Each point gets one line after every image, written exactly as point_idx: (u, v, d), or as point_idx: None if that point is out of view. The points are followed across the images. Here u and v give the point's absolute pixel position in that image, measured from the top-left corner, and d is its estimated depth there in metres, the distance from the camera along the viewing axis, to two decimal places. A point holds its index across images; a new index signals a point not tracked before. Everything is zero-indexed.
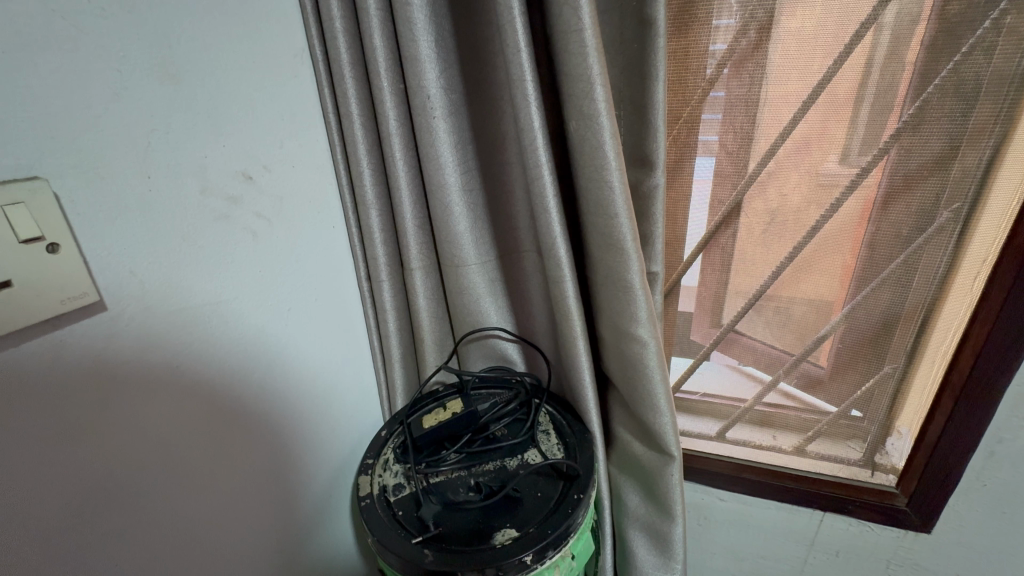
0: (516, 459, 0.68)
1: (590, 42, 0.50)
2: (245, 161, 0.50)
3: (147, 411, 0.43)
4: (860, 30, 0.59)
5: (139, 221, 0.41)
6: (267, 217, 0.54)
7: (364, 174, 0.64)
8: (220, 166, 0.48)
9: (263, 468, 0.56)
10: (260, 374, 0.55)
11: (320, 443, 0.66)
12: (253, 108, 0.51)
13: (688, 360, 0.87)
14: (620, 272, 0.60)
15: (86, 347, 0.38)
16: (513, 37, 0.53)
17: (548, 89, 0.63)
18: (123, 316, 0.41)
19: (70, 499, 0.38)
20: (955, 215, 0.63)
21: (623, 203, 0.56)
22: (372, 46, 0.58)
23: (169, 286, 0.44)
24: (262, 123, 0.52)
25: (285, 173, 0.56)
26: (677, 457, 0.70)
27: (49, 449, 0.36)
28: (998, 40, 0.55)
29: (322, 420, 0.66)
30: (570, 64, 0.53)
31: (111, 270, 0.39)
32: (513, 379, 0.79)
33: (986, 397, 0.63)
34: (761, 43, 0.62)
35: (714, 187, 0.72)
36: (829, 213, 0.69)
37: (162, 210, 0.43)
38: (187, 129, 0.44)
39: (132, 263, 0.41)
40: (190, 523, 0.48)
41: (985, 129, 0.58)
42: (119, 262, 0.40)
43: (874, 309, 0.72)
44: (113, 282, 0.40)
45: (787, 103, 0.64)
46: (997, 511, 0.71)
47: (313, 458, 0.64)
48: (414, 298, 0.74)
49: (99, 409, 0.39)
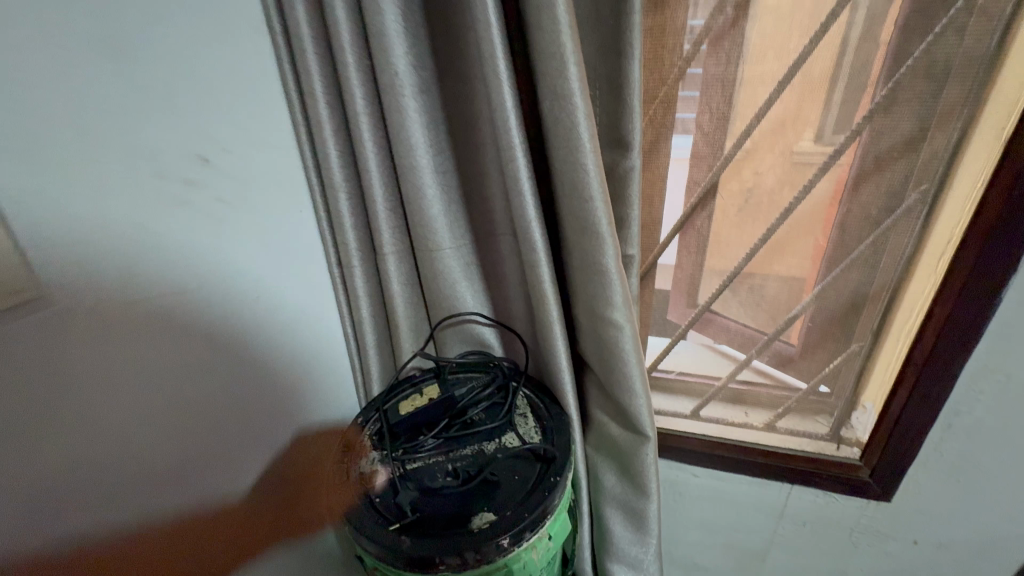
0: (493, 443, 0.68)
1: (563, 18, 0.48)
2: (198, 146, 0.50)
3: (92, 386, 0.44)
4: (835, 9, 0.58)
5: (84, 203, 0.42)
6: (231, 195, 0.54)
7: (330, 156, 0.61)
8: (165, 150, 0.47)
9: (236, 424, 0.58)
10: (235, 333, 0.57)
11: (298, 410, 0.68)
12: (210, 82, 0.50)
13: (665, 340, 0.88)
14: (594, 256, 0.60)
15: (50, 283, 0.40)
16: (482, 11, 0.50)
17: (521, 66, 0.61)
18: (70, 285, 0.42)
19: (24, 427, 0.40)
20: (923, 196, 0.63)
21: (597, 186, 0.56)
22: (335, 18, 0.55)
23: (134, 244, 0.46)
24: (227, 106, 0.52)
25: (244, 155, 0.55)
26: (651, 437, 0.71)
27: (3, 380, 0.38)
28: (968, 20, 0.54)
29: (301, 389, 0.68)
30: (541, 41, 0.51)
31: (54, 253, 0.40)
32: (491, 363, 0.78)
33: (946, 372, 0.65)
34: (738, 20, 0.61)
35: (690, 169, 0.72)
36: (802, 194, 0.69)
37: (108, 189, 0.43)
38: (137, 111, 0.45)
39: (78, 235, 0.42)
40: (146, 467, 0.50)
41: (953, 112, 0.58)
42: (59, 244, 0.41)
43: (844, 288, 0.74)
44: (48, 262, 0.40)
45: (761, 83, 0.64)
46: (952, 481, 0.74)
47: (290, 421, 0.67)
48: (387, 283, 0.73)
49: (61, 342, 0.42)
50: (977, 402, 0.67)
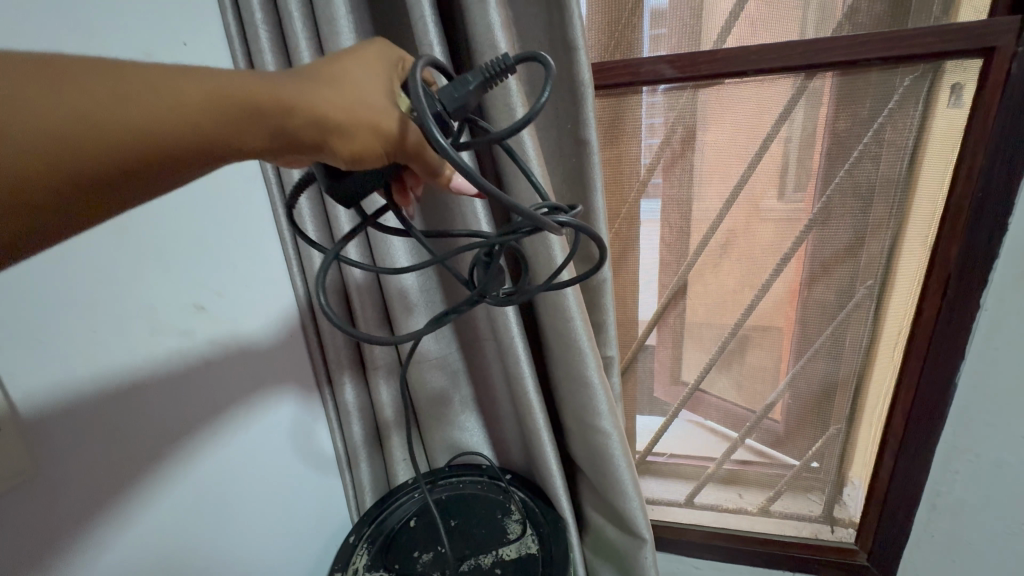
0: (490, 555, 0.63)
1: (531, 151, 0.51)
2: (208, 296, 0.49)
3: (167, 436, 0.46)
4: (765, 142, 0.66)
5: (92, 352, 0.39)
6: (234, 320, 0.52)
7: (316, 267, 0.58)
8: (176, 296, 0.45)
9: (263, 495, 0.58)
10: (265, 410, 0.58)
11: (314, 493, 0.68)
12: (215, 224, 0.50)
13: (661, 418, 0.89)
14: (577, 369, 0.62)
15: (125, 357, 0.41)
16: None
17: (491, 177, 0.62)
18: (66, 425, 0.38)
19: (98, 425, 0.40)
20: (869, 292, 0.69)
21: (577, 306, 0.58)
22: None
23: (186, 333, 0.47)
24: (227, 245, 0.51)
25: (241, 298, 0.53)
26: (648, 539, 0.70)
27: (91, 404, 0.39)
28: (880, 150, 0.62)
29: (312, 483, 0.67)
30: (510, 168, 0.54)
31: (45, 398, 0.36)
32: (482, 466, 0.76)
33: (921, 455, 0.69)
34: (685, 151, 0.69)
35: (658, 275, 0.78)
36: (761, 293, 0.75)
37: (115, 341, 0.40)
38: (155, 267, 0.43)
39: (76, 388, 0.38)
40: (201, 517, 0.50)
41: (883, 225, 0.65)
42: (53, 387, 0.36)
43: (813, 376, 0.77)
44: (45, 409, 0.36)
45: (712, 201, 0.71)
46: (947, 558, 0.75)
47: (310, 500, 0.67)
48: (378, 399, 0.68)
49: (135, 386, 0.42)
50: (955, 482, 0.69)
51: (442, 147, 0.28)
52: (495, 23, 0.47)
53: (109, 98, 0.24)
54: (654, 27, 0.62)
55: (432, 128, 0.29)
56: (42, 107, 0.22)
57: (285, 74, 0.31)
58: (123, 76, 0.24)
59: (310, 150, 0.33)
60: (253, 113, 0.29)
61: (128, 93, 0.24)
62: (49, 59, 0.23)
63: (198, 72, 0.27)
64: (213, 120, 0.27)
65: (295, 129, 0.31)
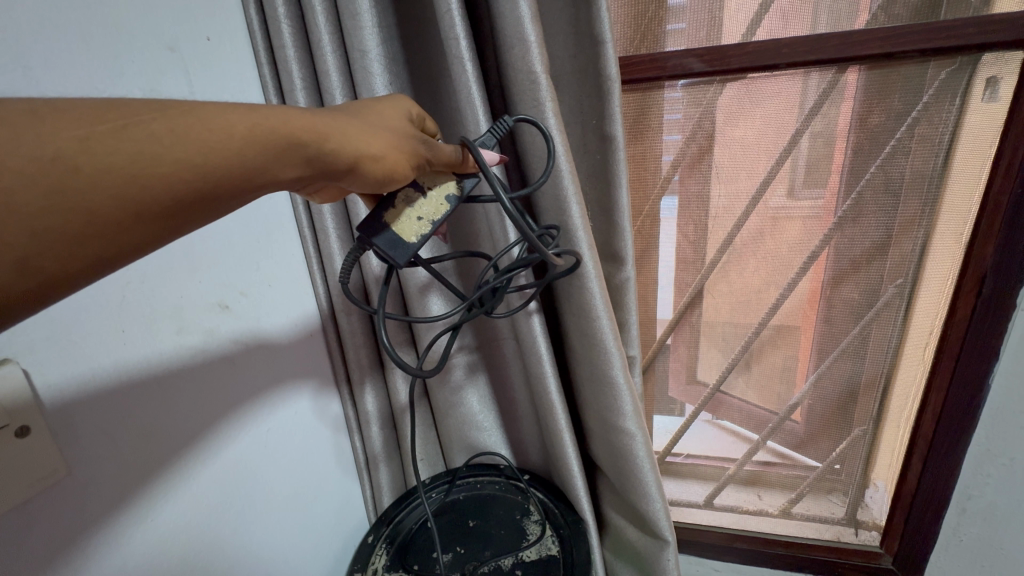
0: (511, 557, 0.62)
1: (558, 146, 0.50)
2: (231, 296, 0.48)
3: (190, 439, 0.45)
4: (793, 138, 0.65)
5: (118, 351, 0.38)
6: (256, 320, 0.51)
7: (335, 262, 0.58)
8: (202, 296, 0.45)
9: (283, 498, 0.57)
10: (284, 412, 0.57)
11: (333, 496, 0.67)
12: (239, 223, 0.49)
13: (680, 419, 0.88)
14: (603, 368, 0.60)
15: (150, 358, 0.41)
16: (475, 124, 0.50)
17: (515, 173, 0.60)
18: (93, 427, 0.37)
19: (124, 427, 0.39)
20: (899, 291, 0.68)
21: (603, 304, 0.57)
22: None
23: (208, 334, 0.46)
24: (247, 245, 0.50)
25: (263, 298, 0.52)
26: (671, 542, 0.68)
27: (117, 404, 0.38)
28: (911, 145, 0.61)
29: (331, 484, 0.66)
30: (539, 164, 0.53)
31: (71, 399, 0.35)
32: (501, 466, 0.76)
33: (951, 457, 0.67)
34: (708, 149, 0.68)
35: (678, 274, 0.77)
36: (786, 292, 0.74)
37: (141, 342, 0.40)
38: (181, 266, 0.43)
39: (103, 388, 0.37)
40: (221, 523, 0.49)
41: (913, 221, 0.64)
42: (79, 388, 0.36)
43: (838, 377, 0.76)
44: (72, 409, 0.35)
45: (736, 198, 0.70)
46: (976, 563, 0.74)
47: (328, 502, 0.66)
48: (395, 398, 0.67)
49: (160, 387, 0.42)
50: (987, 486, 0.68)
51: (482, 165, 0.39)
52: (524, 15, 0.46)
53: (164, 134, 0.24)
54: (676, 20, 0.62)
55: (477, 149, 0.39)
56: (100, 146, 0.22)
57: (324, 112, 0.33)
58: (184, 122, 0.25)
59: (340, 176, 0.34)
60: (294, 143, 0.29)
61: (183, 139, 0.24)
62: (104, 102, 0.23)
63: (243, 108, 0.27)
64: (253, 159, 0.27)
65: (331, 158, 0.32)
